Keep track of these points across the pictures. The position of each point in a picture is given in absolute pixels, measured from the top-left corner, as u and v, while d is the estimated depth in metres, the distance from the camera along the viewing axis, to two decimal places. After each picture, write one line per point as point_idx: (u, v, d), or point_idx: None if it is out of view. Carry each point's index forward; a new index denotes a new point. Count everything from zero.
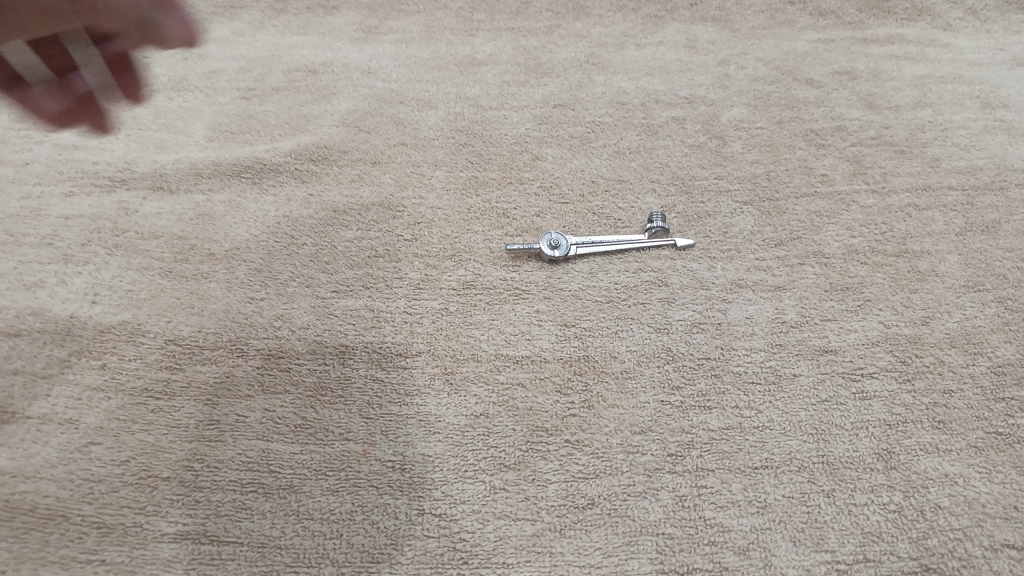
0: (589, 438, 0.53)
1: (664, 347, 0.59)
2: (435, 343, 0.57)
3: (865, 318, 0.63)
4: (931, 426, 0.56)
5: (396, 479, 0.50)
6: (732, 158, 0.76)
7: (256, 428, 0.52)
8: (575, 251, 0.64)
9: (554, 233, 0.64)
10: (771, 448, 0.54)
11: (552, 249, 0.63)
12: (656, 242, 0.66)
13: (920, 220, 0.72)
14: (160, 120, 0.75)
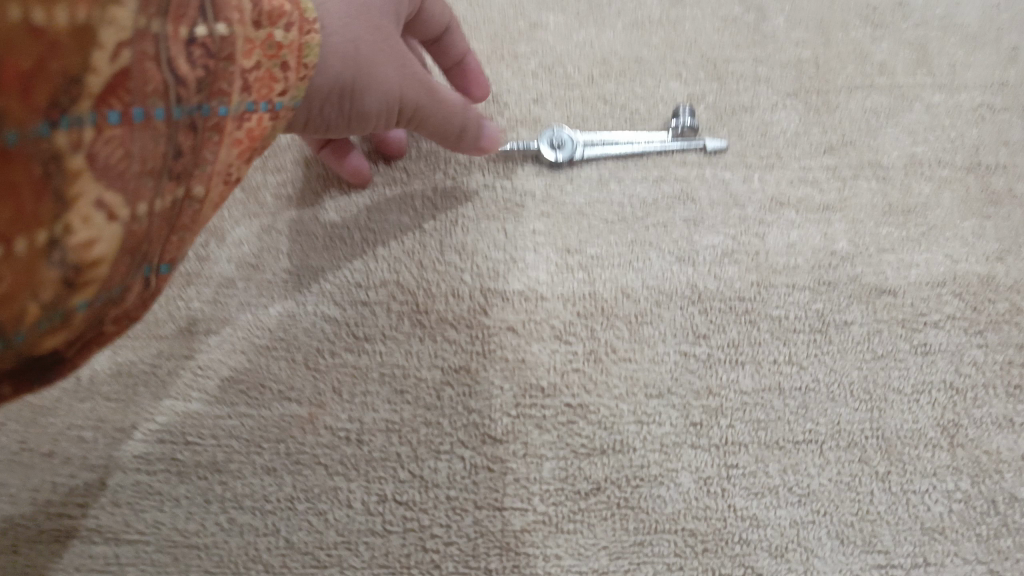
0: (595, 403, 0.42)
1: (688, 282, 0.48)
2: (403, 272, 0.45)
3: (929, 250, 0.52)
4: (1005, 393, 0.46)
5: (352, 455, 0.40)
6: (774, 36, 0.61)
7: (170, 384, 0.41)
8: (584, 153, 0.51)
9: (557, 130, 0.51)
10: (817, 417, 0.44)
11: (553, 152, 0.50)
12: (684, 143, 0.53)
13: (996, 124, 0.59)
14: None
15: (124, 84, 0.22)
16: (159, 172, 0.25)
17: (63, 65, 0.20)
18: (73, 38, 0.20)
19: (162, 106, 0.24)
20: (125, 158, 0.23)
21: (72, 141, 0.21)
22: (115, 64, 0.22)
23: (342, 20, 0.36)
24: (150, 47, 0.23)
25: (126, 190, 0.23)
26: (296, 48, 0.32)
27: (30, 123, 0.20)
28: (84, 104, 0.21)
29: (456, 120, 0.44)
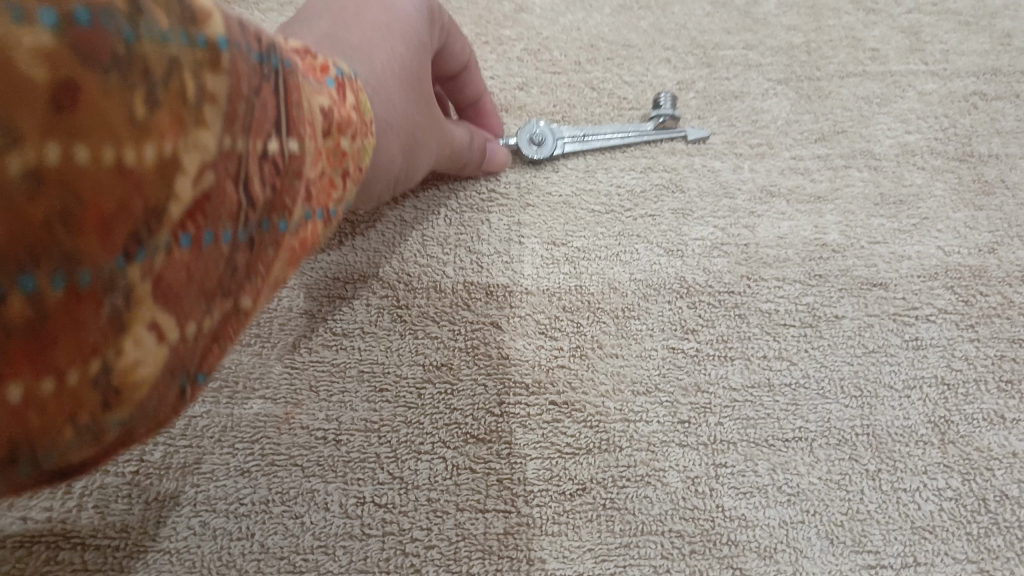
0: (581, 400, 0.41)
1: (677, 275, 0.46)
2: (384, 265, 0.44)
3: (920, 241, 0.51)
4: (996, 389, 0.45)
5: (330, 455, 0.39)
6: (765, 21, 0.59)
7: None
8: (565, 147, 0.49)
9: (536, 124, 0.49)
10: (806, 415, 0.43)
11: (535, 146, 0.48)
12: (665, 133, 0.51)
13: (988, 113, 0.58)
14: None
15: (199, 208, 0.20)
16: (217, 291, 0.22)
17: (145, 198, 0.18)
18: (154, 171, 0.18)
19: (231, 228, 0.22)
20: (186, 278, 0.21)
21: (143, 270, 0.19)
22: (196, 189, 0.20)
23: (391, 107, 0.36)
24: (231, 170, 0.21)
25: (182, 311, 0.21)
26: (360, 155, 0.30)
27: (106, 260, 0.18)
28: (159, 235, 0.19)
29: (464, 161, 0.44)
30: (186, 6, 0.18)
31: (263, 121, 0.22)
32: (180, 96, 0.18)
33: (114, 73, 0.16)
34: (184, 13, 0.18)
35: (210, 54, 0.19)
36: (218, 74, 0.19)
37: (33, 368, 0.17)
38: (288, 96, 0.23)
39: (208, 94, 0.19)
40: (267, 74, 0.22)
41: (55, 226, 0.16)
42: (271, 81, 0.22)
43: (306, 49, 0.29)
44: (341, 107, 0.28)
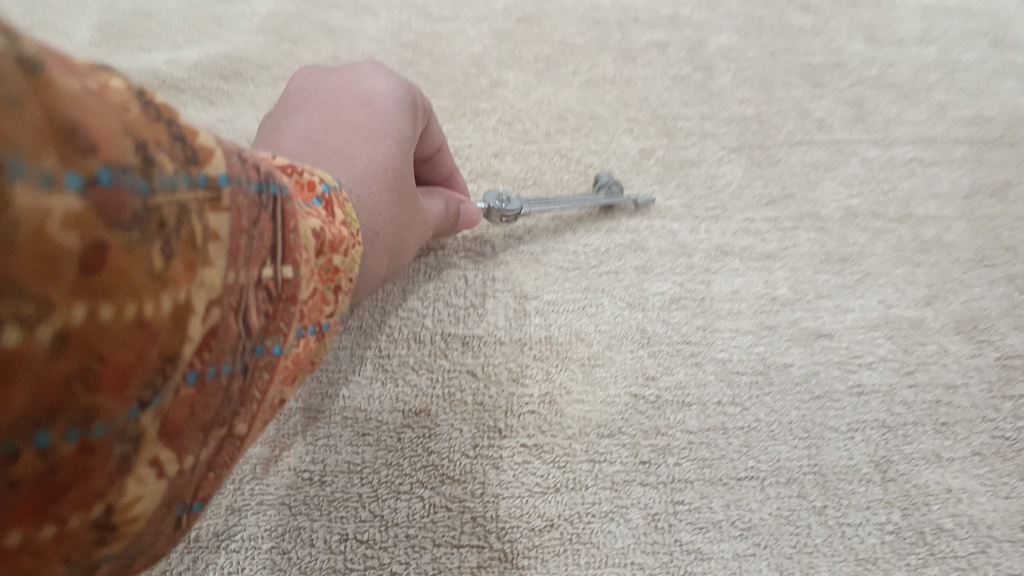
0: (549, 442, 0.45)
1: (638, 327, 0.50)
2: (367, 319, 0.48)
3: (863, 295, 0.55)
4: (933, 430, 0.49)
5: (315, 495, 0.42)
6: (720, 94, 0.66)
7: None
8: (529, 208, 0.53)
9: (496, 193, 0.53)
10: (757, 455, 0.46)
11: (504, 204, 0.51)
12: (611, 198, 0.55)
13: (925, 178, 0.63)
14: (36, 14, 0.64)
15: (209, 345, 0.20)
16: (218, 422, 0.22)
17: (162, 344, 0.18)
18: (170, 317, 0.18)
19: (236, 359, 0.21)
20: (190, 414, 0.20)
21: (154, 415, 0.18)
22: (206, 326, 0.19)
23: (381, 219, 0.40)
24: (238, 304, 0.21)
25: (182, 445, 0.20)
26: (348, 267, 0.31)
27: (121, 408, 0.17)
28: (172, 378, 0.18)
29: (441, 234, 0.49)
30: (189, 149, 0.19)
31: (264, 252, 0.22)
32: (191, 243, 0.18)
33: (135, 229, 0.16)
34: (189, 156, 0.19)
35: (210, 193, 0.19)
36: (220, 211, 0.19)
37: (35, 520, 0.16)
38: (287, 222, 0.24)
39: (213, 233, 0.19)
40: (269, 206, 0.23)
41: (75, 385, 0.16)
42: (270, 211, 0.23)
43: (292, 169, 0.31)
44: (330, 226, 0.30)
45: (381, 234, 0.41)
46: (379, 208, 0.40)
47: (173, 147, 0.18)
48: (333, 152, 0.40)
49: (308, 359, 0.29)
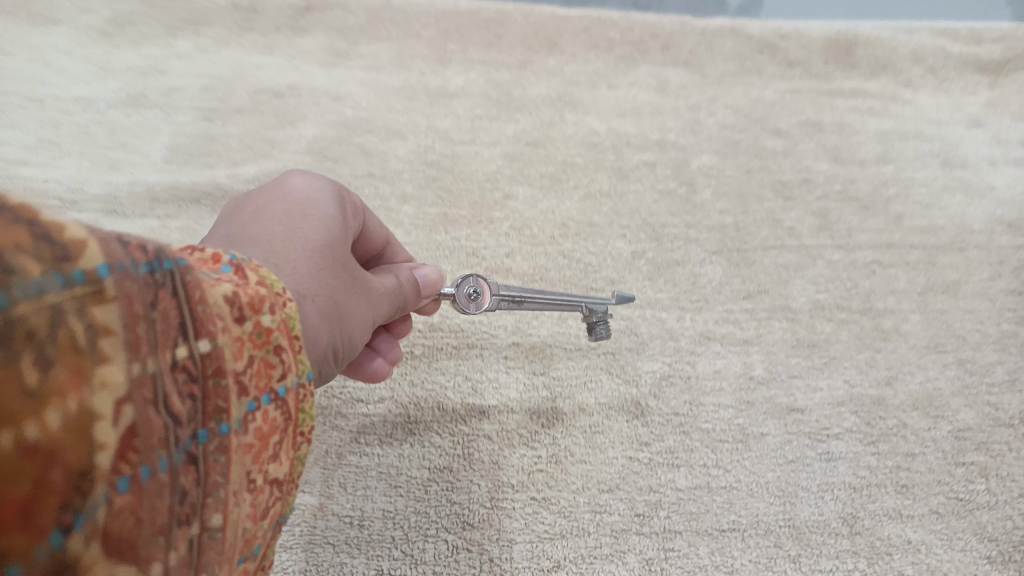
0: (556, 495, 0.52)
1: (633, 400, 0.58)
2: (398, 390, 0.56)
3: (831, 376, 0.63)
4: (894, 491, 0.56)
5: (354, 536, 0.48)
6: (702, 205, 0.76)
7: None
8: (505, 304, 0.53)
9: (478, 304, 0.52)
10: (738, 509, 0.53)
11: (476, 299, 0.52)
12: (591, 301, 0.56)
13: (885, 277, 0.72)
14: (115, 137, 0.76)
15: (127, 449, 0.21)
16: (172, 523, 0.23)
17: (68, 461, 0.19)
18: (72, 433, 0.20)
19: (164, 454, 0.23)
20: (135, 519, 0.22)
21: (86, 536, 0.20)
22: (118, 431, 0.21)
23: (306, 282, 0.38)
24: (147, 396, 0.22)
25: (139, 560, 0.22)
26: (286, 325, 0.30)
27: (44, 539, 0.19)
28: (97, 492, 0.20)
29: (402, 303, 0.47)
30: (58, 246, 0.20)
31: (167, 336, 0.24)
32: (40, 363, 0.19)
33: None
34: (61, 254, 0.20)
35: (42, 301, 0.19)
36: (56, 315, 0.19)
37: None
38: (174, 301, 0.24)
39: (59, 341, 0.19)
40: (158, 291, 0.24)
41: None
42: (164, 288, 0.24)
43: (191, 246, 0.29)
44: (244, 287, 0.29)
45: (320, 295, 0.38)
46: (305, 266, 0.39)
47: (42, 253, 0.19)
48: (254, 230, 0.40)
49: (286, 427, 0.30)
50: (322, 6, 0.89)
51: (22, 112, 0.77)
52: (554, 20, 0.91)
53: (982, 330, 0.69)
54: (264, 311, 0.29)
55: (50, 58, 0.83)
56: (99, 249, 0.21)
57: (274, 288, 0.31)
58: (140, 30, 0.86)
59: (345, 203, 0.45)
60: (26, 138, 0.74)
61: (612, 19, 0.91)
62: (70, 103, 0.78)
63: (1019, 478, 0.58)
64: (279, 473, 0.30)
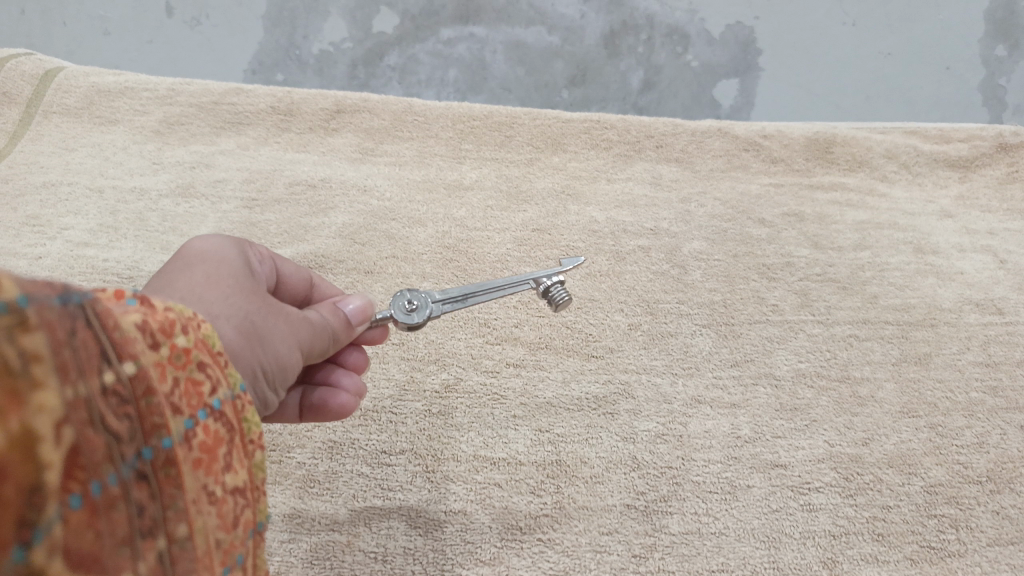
0: (561, 537, 0.60)
1: (630, 455, 0.65)
2: (417, 442, 0.65)
3: (812, 436, 0.69)
4: (871, 538, 0.62)
5: (379, 569, 0.57)
6: (693, 285, 0.81)
7: None
8: (442, 306, 0.60)
9: (422, 310, 0.59)
10: (727, 553, 0.60)
11: (410, 311, 0.58)
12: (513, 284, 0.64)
13: (860, 349, 0.77)
14: (167, 223, 0.85)
15: (71, 469, 0.27)
16: (133, 535, 0.29)
17: (17, 480, 0.24)
18: (17, 453, 0.24)
19: (111, 469, 0.28)
20: (93, 532, 0.28)
21: (47, 550, 0.26)
22: (61, 449, 0.26)
23: (219, 306, 0.45)
24: (82, 418, 0.27)
25: (104, 569, 0.28)
26: (201, 343, 0.36)
27: (5, 555, 0.24)
28: (48, 508, 0.26)
29: (329, 332, 0.53)
30: None
31: (90, 364, 0.28)
32: None
33: None
34: None
35: None
36: None
37: None
38: (96, 338, 0.29)
39: None
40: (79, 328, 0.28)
41: None
42: (79, 321, 0.28)
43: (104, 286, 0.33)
44: (152, 315, 0.34)
45: (235, 321, 0.44)
46: (215, 298, 0.45)
47: None
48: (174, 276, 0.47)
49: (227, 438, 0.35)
50: (352, 109, 1.00)
51: (86, 201, 0.87)
52: (558, 123, 1.01)
53: (952, 399, 0.73)
54: (177, 333, 0.34)
55: (110, 153, 0.93)
56: (16, 283, 0.25)
57: (182, 311, 0.36)
58: (190, 128, 0.97)
59: (251, 256, 0.53)
60: (88, 224, 0.84)
61: (610, 122, 1.02)
62: (127, 193, 0.88)
63: (986, 528, 0.64)
64: (238, 481, 0.36)
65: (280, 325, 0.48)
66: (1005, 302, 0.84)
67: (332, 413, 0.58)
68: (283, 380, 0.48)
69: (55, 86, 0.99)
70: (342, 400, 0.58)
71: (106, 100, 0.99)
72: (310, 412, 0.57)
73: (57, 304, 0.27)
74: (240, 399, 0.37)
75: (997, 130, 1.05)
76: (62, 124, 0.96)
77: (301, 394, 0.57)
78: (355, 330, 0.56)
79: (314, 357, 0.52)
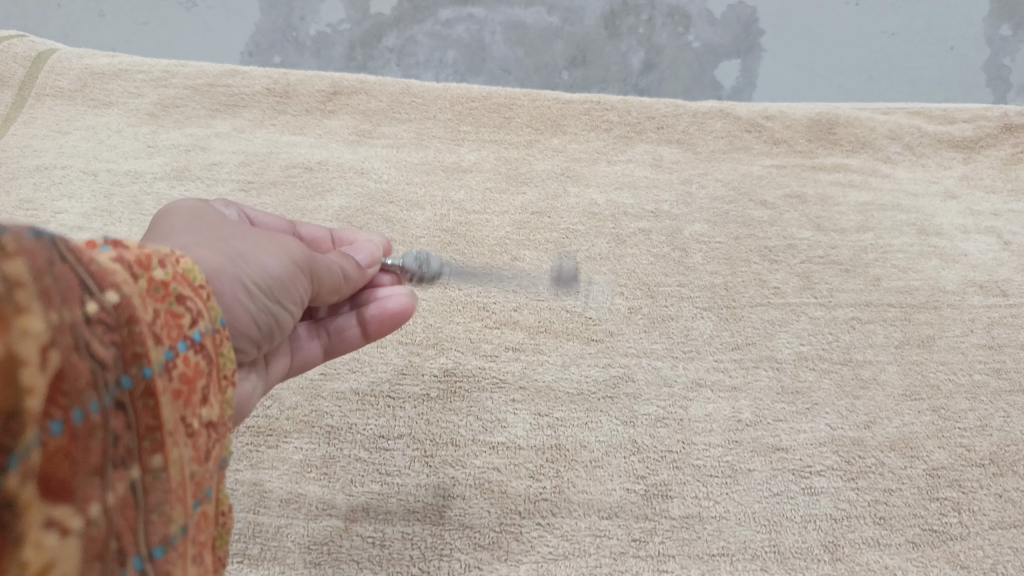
0: (560, 521, 0.59)
1: (630, 439, 0.65)
2: (415, 427, 0.64)
3: (813, 419, 0.68)
4: (873, 522, 0.62)
5: (377, 554, 0.56)
6: (694, 267, 0.80)
7: (245, 502, 0.59)
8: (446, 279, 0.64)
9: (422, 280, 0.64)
10: (727, 536, 0.60)
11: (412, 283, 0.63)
12: None
13: (863, 332, 0.76)
14: (162, 206, 0.84)
15: (54, 395, 0.26)
16: (107, 464, 0.28)
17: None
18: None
19: (93, 398, 0.28)
20: (69, 459, 0.26)
21: (23, 475, 0.25)
22: (45, 375, 0.25)
23: (196, 243, 0.44)
24: (68, 343, 0.27)
25: (75, 498, 0.27)
26: (180, 279, 0.36)
27: None
28: (27, 433, 0.25)
29: (326, 259, 0.52)
30: None
31: (72, 291, 0.27)
32: None
33: None
34: None
35: None
36: None
37: None
38: (76, 266, 0.28)
39: None
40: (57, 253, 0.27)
41: None
42: (59, 249, 0.27)
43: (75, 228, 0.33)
44: (129, 253, 0.33)
45: (217, 242, 0.45)
46: (189, 240, 0.45)
47: None
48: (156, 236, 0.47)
49: (202, 375, 0.35)
50: (349, 91, 0.99)
51: (79, 184, 0.86)
52: (558, 104, 1.00)
53: (956, 381, 0.73)
54: (154, 266, 0.34)
55: (104, 136, 0.92)
56: None
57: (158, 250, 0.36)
58: (185, 111, 0.96)
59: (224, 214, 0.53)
60: (82, 208, 0.83)
61: (611, 103, 1.00)
62: (121, 176, 0.87)
63: (989, 511, 0.63)
64: (212, 416, 0.36)
65: (269, 247, 0.47)
66: (1009, 284, 0.83)
67: (395, 315, 0.58)
68: (291, 295, 0.47)
69: (48, 69, 0.98)
70: (398, 301, 0.59)
71: (99, 82, 0.98)
72: (375, 324, 0.58)
73: (34, 233, 0.26)
74: (219, 334, 0.38)
75: (1002, 109, 1.04)
76: (55, 107, 0.95)
77: (357, 314, 0.58)
78: (366, 265, 0.58)
79: (328, 286, 0.52)
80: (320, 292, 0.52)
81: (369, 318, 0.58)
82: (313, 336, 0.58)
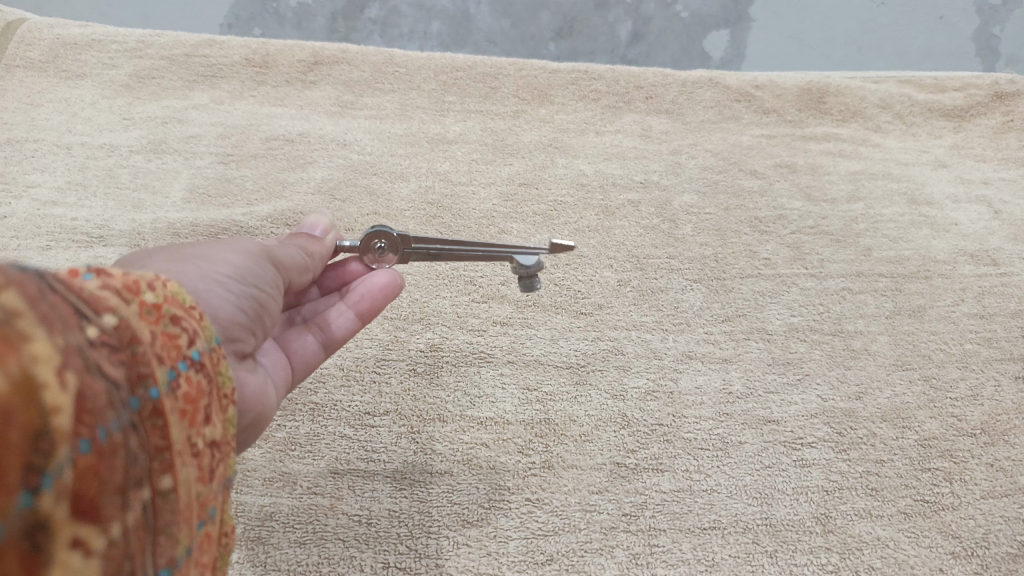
0: (550, 496, 0.59)
1: (620, 412, 0.64)
2: (402, 403, 0.63)
3: (805, 391, 0.67)
4: (864, 493, 0.61)
5: (363, 533, 0.56)
6: (683, 239, 0.79)
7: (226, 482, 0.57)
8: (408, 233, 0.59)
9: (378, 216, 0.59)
10: (719, 510, 0.59)
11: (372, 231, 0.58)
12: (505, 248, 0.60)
13: (854, 302, 0.75)
14: (138, 180, 0.82)
15: (80, 413, 0.25)
16: (127, 483, 0.27)
17: (23, 423, 0.22)
18: (20, 396, 0.23)
19: (113, 416, 0.27)
20: (98, 479, 0.25)
21: (55, 495, 0.23)
22: (67, 394, 0.24)
23: (147, 258, 0.43)
24: (80, 365, 0.26)
25: (100, 517, 0.25)
26: (173, 299, 0.35)
27: (11, 502, 0.22)
28: (58, 453, 0.23)
29: (287, 254, 0.51)
30: None
31: (69, 319, 0.27)
32: None
33: None
34: None
35: None
36: None
37: None
38: (63, 298, 0.28)
39: None
40: (44, 284, 0.27)
41: None
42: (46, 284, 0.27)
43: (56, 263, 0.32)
44: (116, 280, 0.33)
45: (168, 253, 0.44)
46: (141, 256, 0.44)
47: None
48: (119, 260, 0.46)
49: (205, 394, 0.34)
50: (331, 61, 0.96)
51: (53, 158, 0.83)
52: (545, 74, 0.98)
53: (947, 350, 0.72)
54: (143, 290, 0.34)
55: (77, 109, 0.89)
56: None
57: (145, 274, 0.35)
58: (161, 82, 0.93)
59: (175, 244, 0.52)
60: (56, 182, 0.80)
61: (598, 73, 0.98)
62: (96, 149, 0.84)
63: (980, 481, 0.63)
64: (215, 434, 0.35)
65: (221, 250, 0.46)
66: (1000, 253, 0.82)
67: (383, 290, 0.57)
68: (263, 279, 0.47)
69: (18, 39, 0.94)
70: (380, 277, 0.58)
71: (72, 53, 0.95)
72: (365, 305, 0.57)
73: (20, 268, 0.26)
74: (216, 353, 0.37)
75: (993, 78, 1.03)
76: (25, 77, 0.91)
77: (344, 305, 0.57)
78: (324, 237, 0.57)
79: (294, 270, 0.51)
80: (291, 280, 0.51)
81: (360, 300, 0.57)
82: (305, 333, 0.56)
